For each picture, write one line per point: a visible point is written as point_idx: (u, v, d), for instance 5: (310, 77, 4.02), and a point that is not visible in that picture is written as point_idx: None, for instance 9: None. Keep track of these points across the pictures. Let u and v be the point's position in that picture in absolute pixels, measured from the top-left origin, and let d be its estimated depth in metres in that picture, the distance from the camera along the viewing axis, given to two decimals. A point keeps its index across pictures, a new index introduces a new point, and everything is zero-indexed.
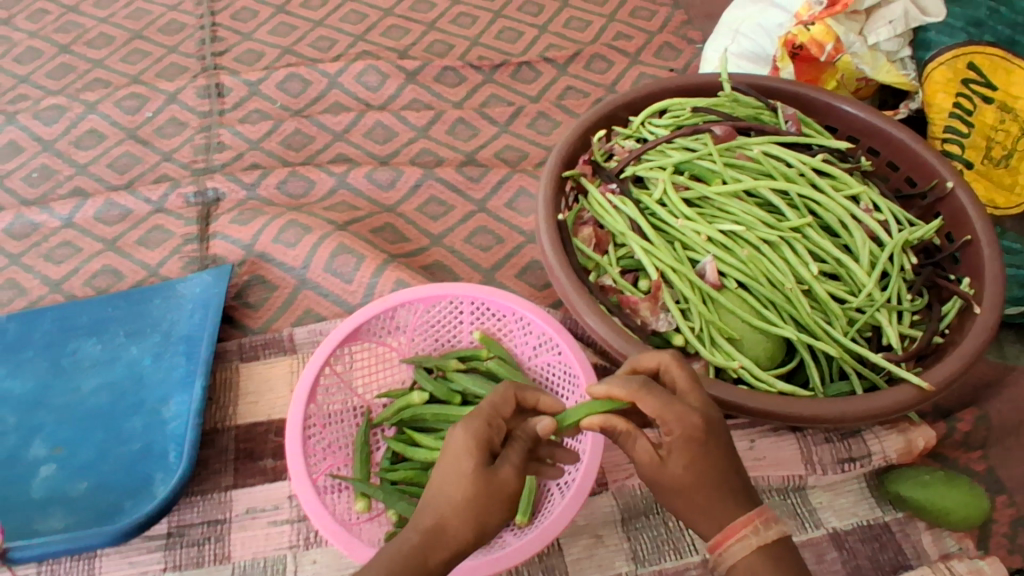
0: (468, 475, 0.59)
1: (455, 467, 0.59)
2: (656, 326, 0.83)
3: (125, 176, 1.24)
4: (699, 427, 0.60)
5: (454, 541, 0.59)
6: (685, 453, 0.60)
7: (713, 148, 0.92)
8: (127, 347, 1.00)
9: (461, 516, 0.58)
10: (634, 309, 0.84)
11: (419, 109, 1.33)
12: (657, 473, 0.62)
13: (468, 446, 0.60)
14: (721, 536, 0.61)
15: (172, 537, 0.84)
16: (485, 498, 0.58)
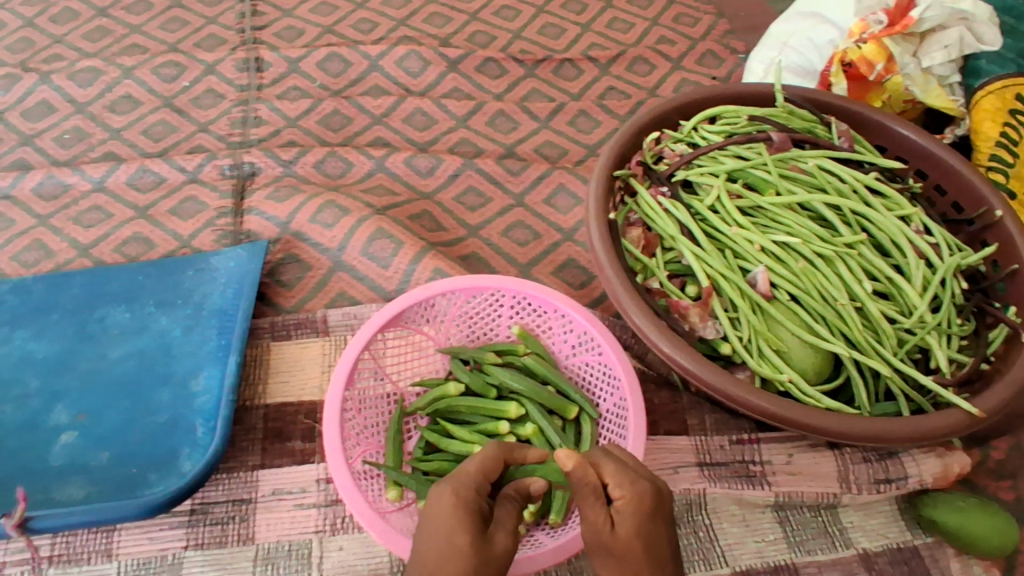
0: (470, 545, 0.62)
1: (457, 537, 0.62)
2: (703, 333, 0.82)
3: (159, 144, 1.22)
4: (647, 498, 0.65)
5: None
6: (635, 518, 0.64)
7: (768, 158, 0.91)
8: (157, 317, 0.98)
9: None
10: (682, 314, 0.83)
11: (460, 98, 1.31)
12: (608, 540, 0.64)
13: (463, 512, 0.64)
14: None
15: (195, 514, 0.82)
16: (486, 563, 0.62)
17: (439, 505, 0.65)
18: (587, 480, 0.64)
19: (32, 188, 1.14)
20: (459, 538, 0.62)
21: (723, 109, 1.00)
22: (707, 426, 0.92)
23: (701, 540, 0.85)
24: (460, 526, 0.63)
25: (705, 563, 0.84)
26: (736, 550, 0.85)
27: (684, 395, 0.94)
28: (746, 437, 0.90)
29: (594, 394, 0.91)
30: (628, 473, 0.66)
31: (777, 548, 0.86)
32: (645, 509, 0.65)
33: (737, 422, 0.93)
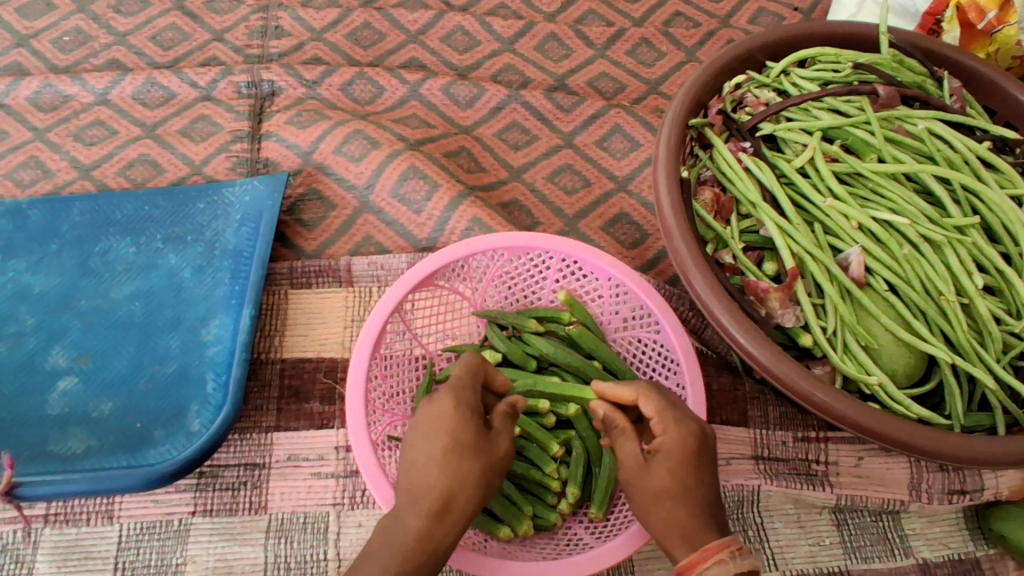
0: (468, 445, 0.61)
1: (457, 439, 0.61)
2: (781, 321, 0.71)
3: (170, 52, 1.09)
4: (684, 432, 0.61)
5: (453, 521, 0.59)
6: (669, 455, 0.60)
7: (873, 116, 0.77)
8: (165, 254, 0.89)
9: (467, 491, 0.60)
10: (760, 298, 0.72)
11: (507, 16, 1.16)
12: (641, 478, 0.61)
13: (467, 417, 0.63)
14: (698, 555, 0.54)
15: (204, 478, 0.76)
16: (487, 466, 0.61)
17: (439, 406, 0.64)
18: (614, 420, 0.66)
19: (28, 97, 1.03)
20: (457, 434, 0.62)
21: (820, 51, 0.85)
22: (769, 419, 0.83)
23: (751, 540, 0.78)
24: (462, 428, 0.62)
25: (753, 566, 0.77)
26: (788, 553, 0.77)
27: (746, 381, 0.85)
28: (813, 435, 0.81)
29: (645, 374, 0.81)
30: (665, 408, 0.63)
31: (832, 554, 0.78)
32: (684, 446, 0.60)
33: (803, 415, 0.84)
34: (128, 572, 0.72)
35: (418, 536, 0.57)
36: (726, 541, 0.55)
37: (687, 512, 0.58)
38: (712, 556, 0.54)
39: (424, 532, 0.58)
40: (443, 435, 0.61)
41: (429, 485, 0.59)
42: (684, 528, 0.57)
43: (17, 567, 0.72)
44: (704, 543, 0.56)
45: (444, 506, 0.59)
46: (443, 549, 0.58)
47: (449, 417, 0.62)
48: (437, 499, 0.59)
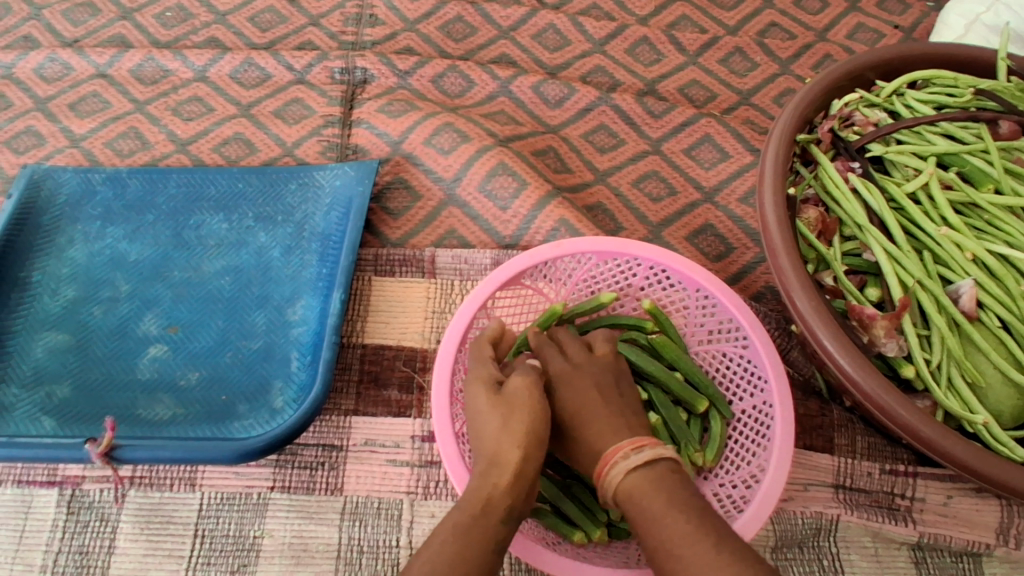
0: (487, 402, 0.66)
1: (478, 403, 0.67)
2: (883, 349, 0.68)
3: (267, 34, 1.11)
4: (562, 364, 0.70)
5: (500, 472, 0.60)
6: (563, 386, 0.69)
7: (994, 145, 0.74)
8: (255, 233, 0.91)
9: (500, 442, 0.62)
10: (862, 323, 0.69)
11: (599, 17, 1.15)
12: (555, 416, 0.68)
13: (484, 382, 0.68)
14: (604, 459, 0.60)
15: (284, 455, 0.78)
16: (509, 410, 0.64)
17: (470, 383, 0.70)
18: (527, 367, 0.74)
19: (131, 70, 1.06)
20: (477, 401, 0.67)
21: (937, 73, 0.82)
22: (856, 449, 0.81)
23: (824, 569, 0.76)
24: (482, 392, 0.67)
25: None
26: None
27: (832, 407, 0.83)
28: (902, 469, 0.79)
29: (727, 390, 0.79)
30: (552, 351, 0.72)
31: None
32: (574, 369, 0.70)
33: (890, 447, 0.81)
34: (206, 539, 0.74)
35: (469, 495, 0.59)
36: (621, 444, 0.61)
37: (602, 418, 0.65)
38: (616, 454, 0.60)
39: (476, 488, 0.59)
40: (473, 407, 0.67)
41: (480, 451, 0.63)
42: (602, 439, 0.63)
43: (102, 525, 0.75)
44: (612, 446, 0.61)
45: (491, 463, 0.61)
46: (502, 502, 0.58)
47: (476, 385, 0.69)
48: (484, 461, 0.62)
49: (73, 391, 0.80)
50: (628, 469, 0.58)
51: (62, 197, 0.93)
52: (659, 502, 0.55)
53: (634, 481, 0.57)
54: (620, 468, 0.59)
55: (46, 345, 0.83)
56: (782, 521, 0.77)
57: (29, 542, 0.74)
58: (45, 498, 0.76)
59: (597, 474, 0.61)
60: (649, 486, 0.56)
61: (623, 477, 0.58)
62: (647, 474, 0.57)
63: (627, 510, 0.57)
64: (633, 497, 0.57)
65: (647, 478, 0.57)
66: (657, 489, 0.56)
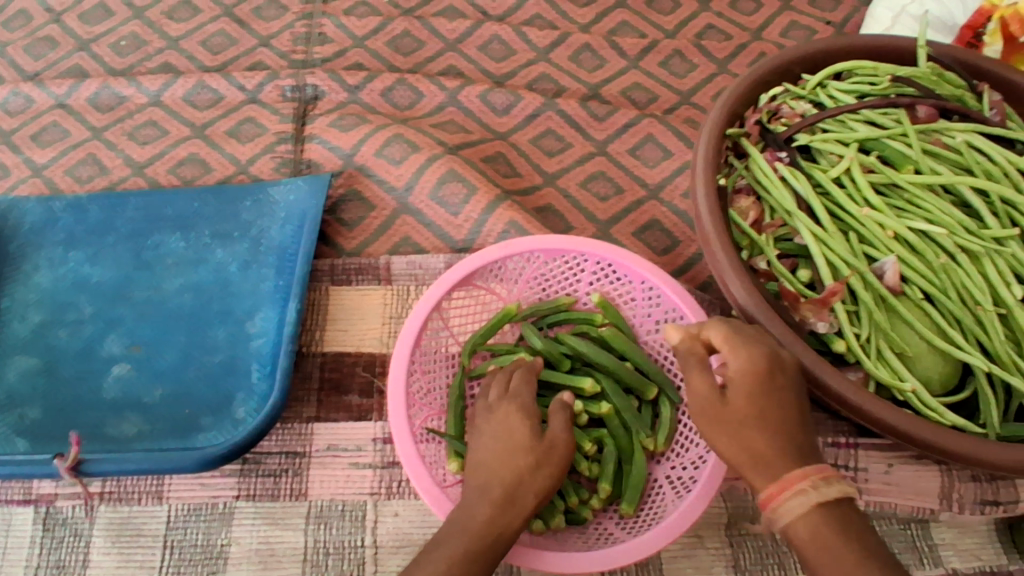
0: (522, 445, 0.68)
1: (510, 440, 0.69)
2: (814, 327, 0.72)
3: (218, 57, 1.13)
4: (757, 359, 0.61)
5: (512, 507, 0.65)
6: (744, 387, 0.60)
7: (910, 129, 0.77)
8: (213, 249, 0.92)
9: (521, 482, 0.66)
10: (793, 303, 0.73)
11: (542, 27, 1.19)
12: (715, 412, 0.61)
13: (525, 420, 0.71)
14: (774, 488, 0.56)
15: (247, 464, 0.80)
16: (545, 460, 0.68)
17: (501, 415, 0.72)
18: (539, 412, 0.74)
19: (88, 98, 1.08)
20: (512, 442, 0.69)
21: (858, 63, 0.85)
22: None
23: (778, 542, 0.79)
24: (521, 430, 0.70)
25: (779, 568, 0.78)
26: None
27: None
28: (844, 441, 0.83)
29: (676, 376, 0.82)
30: (734, 338, 0.63)
31: None
32: (755, 370, 0.61)
33: (832, 421, 0.85)
34: (176, 550, 0.75)
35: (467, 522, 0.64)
36: (799, 472, 0.56)
37: (762, 431, 0.59)
38: (789, 488, 0.55)
39: (491, 520, 0.64)
40: (501, 435, 0.70)
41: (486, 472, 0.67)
42: (761, 447, 0.58)
43: (76, 540, 0.76)
44: (784, 473, 0.57)
45: (508, 499, 0.65)
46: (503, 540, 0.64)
47: (508, 417, 0.71)
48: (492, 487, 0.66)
49: (44, 413, 0.82)
50: (815, 505, 0.54)
51: (26, 226, 0.94)
52: (833, 550, 0.52)
53: (818, 519, 0.54)
54: (795, 508, 0.55)
55: (16, 370, 0.84)
56: (734, 499, 0.81)
57: (11, 558, 0.76)
58: (22, 516, 0.77)
59: (763, 495, 0.57)
60: (833, 531, 0.53)
61: (797, 520, 0.55)
62: (826, 515, 0.54)
63: (799, 549, 0.54)
64: (810, 545, 0.54)
65: (827, 520, 0.54)
66: (840, 538, 0.53)
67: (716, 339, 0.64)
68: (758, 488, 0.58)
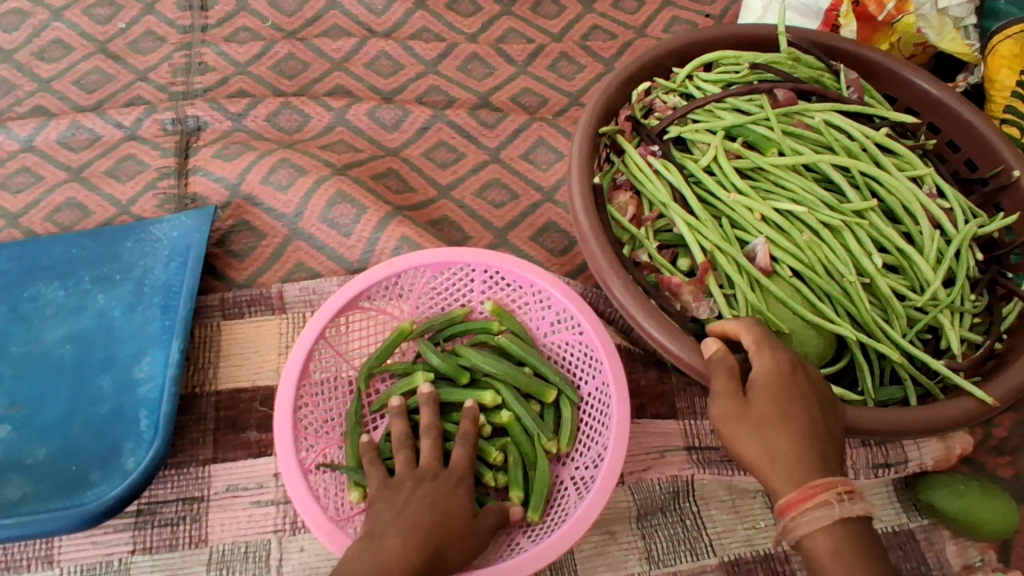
0: (461, 516, 0.65)
1: (451, 503, 0.65)
2: (696, 314, 0.73)
3: (94, 95, 1.09)
4: (783, 364, 0.61)
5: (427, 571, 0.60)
6: (768, 387, 0.59)
7: (771, 113, 0.80)
8: (94, 295, 0.88)
9: (451, 546, 0.62)
10: (674, 293, 0.74)
11: (428, 40, 1.19)
12: (736, 408, 0.59)
13: (464, 489, 0.68)
14: (799, 495, 0.55)
15: (141, 516, 0.77)
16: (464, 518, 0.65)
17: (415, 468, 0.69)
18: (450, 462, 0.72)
19: None
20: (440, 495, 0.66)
21: (721, 54, 0.88)
22: (697, 409, 0.86)
23: (688, 527, 0.81)
24: (461, 499, 0.67)
25: (692, 553, 0.80)
26: (725, 539, 0.81)
27: (674, 375, 0.88)
28: None
29: (576, 376, 0.83)
30: (766, 343, 0.63)
31: (767, 534, 0.81)
32: (779, 375, 0.60)
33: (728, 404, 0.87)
34: None
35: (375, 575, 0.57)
36: (825, 484, 0.55)
37: (790, 440, 0.57)
38: (814, 499, 0.54)
39: (403, 552, 0.59)
40: (436, 495, 0.66)
41: (415, 525, 0.61)
42: (788, 456, 0.57)
43: None
44: (811, 481, 0.55)
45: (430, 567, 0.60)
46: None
47: (445, 482, 0.68)
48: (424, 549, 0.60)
49: None
50: (837, 518, 0.54)
51: None
52: (849, 567, 0.53)
53: (839, 532, 0.54)
54: (816, 521, 0.54)
55: None
56: (642, 490, 0.82)
57: None
58: None
59: (784, 501, 0.56)
60: (850, 545, 0.54)
61: (818, 533, 0.54)
62: (841, 531, 0.54)
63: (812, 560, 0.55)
64: (826, 558, 0.54)
65: (846, 537, 0.54)
66: (858, 557, 0.53)
67: (746, 345, 0.63)
68: (774, 490, 0.57)
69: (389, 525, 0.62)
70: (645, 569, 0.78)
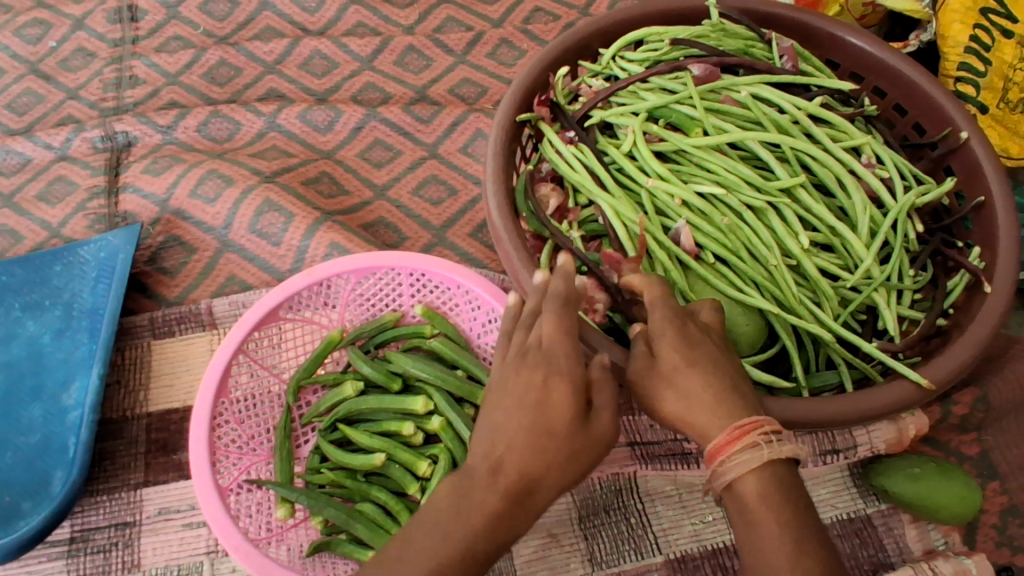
0: (569, 432, 0.46)
1: (548, 416, 0.46)
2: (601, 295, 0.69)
3: (25, 118, 1.08)
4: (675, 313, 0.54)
5: (524, 519, 0.46)
6: (667, 336, 0.53)
7: (694, 90, 0.74)
8: (23, 322, 0.87)
9: (554, 475, 0.46)
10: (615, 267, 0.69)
11: (364, 35, 1.15)
12: (644, 364, 0.53)
13: (565, 387, 0.46)
14: (726, 436, 0.48)
15: (74, 543, 0.76)
16: (577, 449, 0.46)
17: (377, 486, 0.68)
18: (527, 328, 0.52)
19: None
20: (547, 423, 0.46)
21: (647, 30, 0.82)
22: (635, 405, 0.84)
23: (633, 526, 0.78)
24: (562, 415, 0.46)
25: (636, 552, 0.77)
26: (671, 535, 0.78)
27: None
28: None
29: None
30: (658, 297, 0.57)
31: (716, 529, 0.79)
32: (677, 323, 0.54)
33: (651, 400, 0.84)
34: None
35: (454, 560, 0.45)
36: (749, 424, 0.48)
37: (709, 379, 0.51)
38: (742, 440, 0.48)
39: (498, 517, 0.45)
40: (527, 429, 0.46)
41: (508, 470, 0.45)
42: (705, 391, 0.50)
43: None
44: (737, 422, 0.49)
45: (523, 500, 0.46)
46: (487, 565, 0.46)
47: (532, 396, 0.46)
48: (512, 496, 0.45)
49: None
50: (763, 462, 0.47)
51: None
52: (778, 513, 0.46)
53: (764, 478, 0.48)
54: (745, 463, 0.48)
55: None
56: (583, 490, 0.79)
57: None
58: None
59: (709, 446, 0.49)
60: (774, 491, 0.47)
61: (746, 476, 0.48)
62: (769, 474, 0.48)
63: (740, 508, 0.48)
64: (754, 505, 0.47)
65: (774, 483, 0.47)
66: (785, 502, 0.47)
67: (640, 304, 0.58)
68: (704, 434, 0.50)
69: (477, 473, 0.46)
70: (587, 571, 0.76)
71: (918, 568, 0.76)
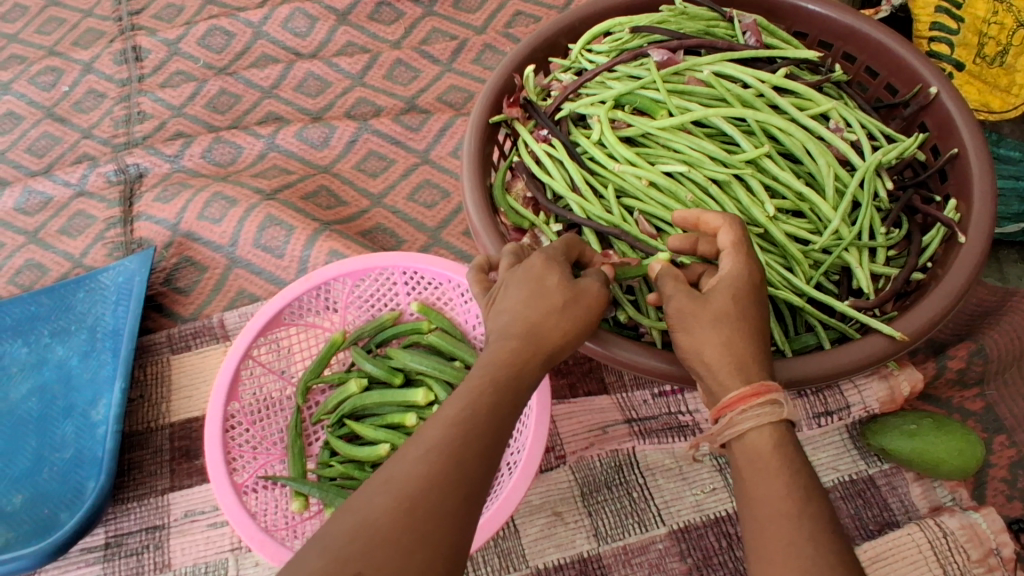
0: (558, 284, 0.53)
1: (541, 278, 0.53)
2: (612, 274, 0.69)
3: (44, 160, 1.15)
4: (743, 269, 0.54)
5: (538, 358, 0.51)
6: None
7: (658, 74, 0.76)
8: (53, 347, 0.93)
9: (553, 318, 0.51)
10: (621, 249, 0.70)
11: (354, 53, 1.20)
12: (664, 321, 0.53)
13: (548, 262, 0.55)
14: (740, 400, 0.48)
15: (110, 548, 0.81)
16: (573, 301, 0.52)
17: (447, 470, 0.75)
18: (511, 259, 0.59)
19: None
20: (540, 279, 0.53)
21: (612, 22, 0.84)
22: (626, 381, 0.88)
23: (635, 500, 0.80)
24: (548, 271, 0.53)
25: (640, 526, 0.79)
26: (674, 507, 0.80)
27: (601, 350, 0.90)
28: (669, 389, 0.86)
29: None
30: (745, 244, 0.55)
31: (718, 499, 0.81)
32: (749, 282, 0.53)
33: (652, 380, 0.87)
34: None
35: (486, 384, 0.48)
36: (765, 391, 0.48)
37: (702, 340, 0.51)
38: (757, 405, 0.48)
39: (507, 358, 0.49)
40: (527, 296, 0.52)
41: (512, 317, 0.52)
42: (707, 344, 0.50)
43: None
44: (752, 391, 0.48)
45: (530, 340, 0.51)
46: (516, 405, 0.48)
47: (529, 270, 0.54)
48: (521, 328, 0.51)
49: None
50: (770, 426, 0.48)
51: None
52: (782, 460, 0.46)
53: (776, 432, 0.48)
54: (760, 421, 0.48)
55: None
56: (584, 468, 0.82)
57: None
58: None
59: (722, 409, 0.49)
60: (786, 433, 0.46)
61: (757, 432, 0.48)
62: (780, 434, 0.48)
63: (750, 460, 0.48)
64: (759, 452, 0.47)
65: (788, 437, 0.48)
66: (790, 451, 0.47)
67: (724, 242, 0.56)
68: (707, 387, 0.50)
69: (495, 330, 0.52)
70: (594, 546, 0.78)
71: (924, 525, 0.77)
